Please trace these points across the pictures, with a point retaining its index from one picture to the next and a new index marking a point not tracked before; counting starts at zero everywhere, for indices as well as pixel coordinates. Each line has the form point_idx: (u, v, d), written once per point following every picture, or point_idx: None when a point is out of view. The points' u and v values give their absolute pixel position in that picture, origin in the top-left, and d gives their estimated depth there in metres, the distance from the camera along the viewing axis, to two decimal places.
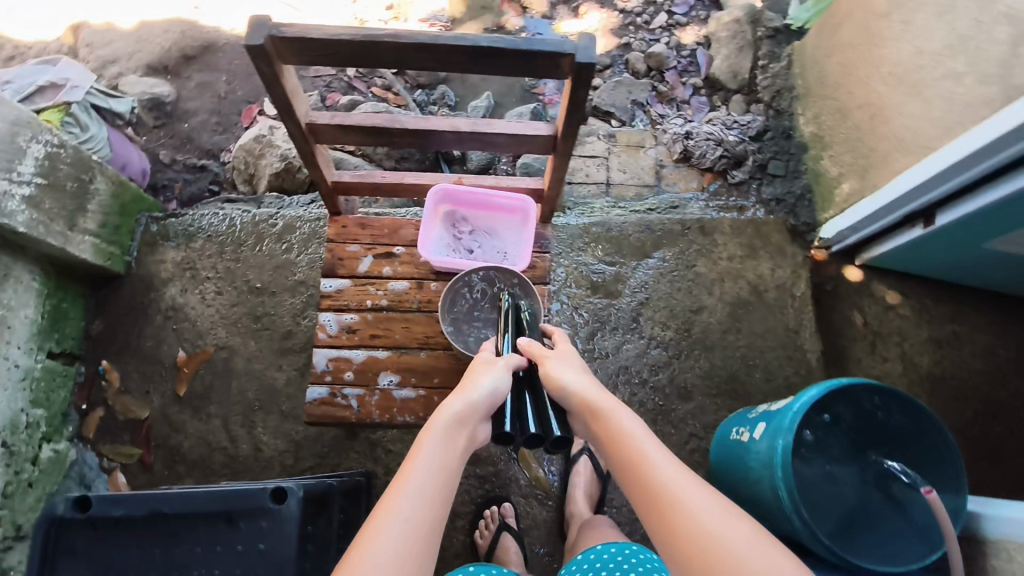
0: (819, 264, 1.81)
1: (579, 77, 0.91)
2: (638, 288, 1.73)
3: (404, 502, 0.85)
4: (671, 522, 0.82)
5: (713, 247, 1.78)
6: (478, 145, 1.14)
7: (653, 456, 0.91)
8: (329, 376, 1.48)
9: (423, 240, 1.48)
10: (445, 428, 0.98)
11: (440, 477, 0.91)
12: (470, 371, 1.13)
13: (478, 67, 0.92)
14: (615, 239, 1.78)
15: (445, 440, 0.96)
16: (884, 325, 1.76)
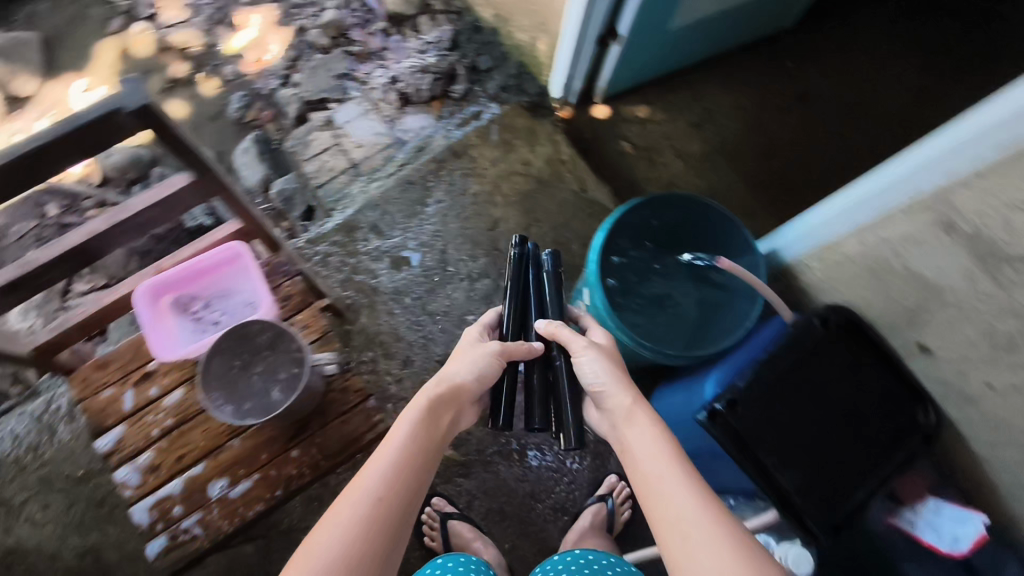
0: (569, 121, 1.87)
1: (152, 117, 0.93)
2: (434, 239, 1.70)
3: (365, 493, 0.85)
4: (680, 534, 0.79)
5: (474, 164, 1.79)
6: (135, 231, 1.13)
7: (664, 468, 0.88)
8: (159, 524, 1.34)
9: (158, 344, 1.35)
10: (423, 424, 0.97)
11: (405, 467, 0.90)
12: (458, 359, 1.11)
13: (57, 166, 0.94)
14: (388, 211, 1.74)
15: (423, 437, 0.95)
16: (648, 139, 1.89)
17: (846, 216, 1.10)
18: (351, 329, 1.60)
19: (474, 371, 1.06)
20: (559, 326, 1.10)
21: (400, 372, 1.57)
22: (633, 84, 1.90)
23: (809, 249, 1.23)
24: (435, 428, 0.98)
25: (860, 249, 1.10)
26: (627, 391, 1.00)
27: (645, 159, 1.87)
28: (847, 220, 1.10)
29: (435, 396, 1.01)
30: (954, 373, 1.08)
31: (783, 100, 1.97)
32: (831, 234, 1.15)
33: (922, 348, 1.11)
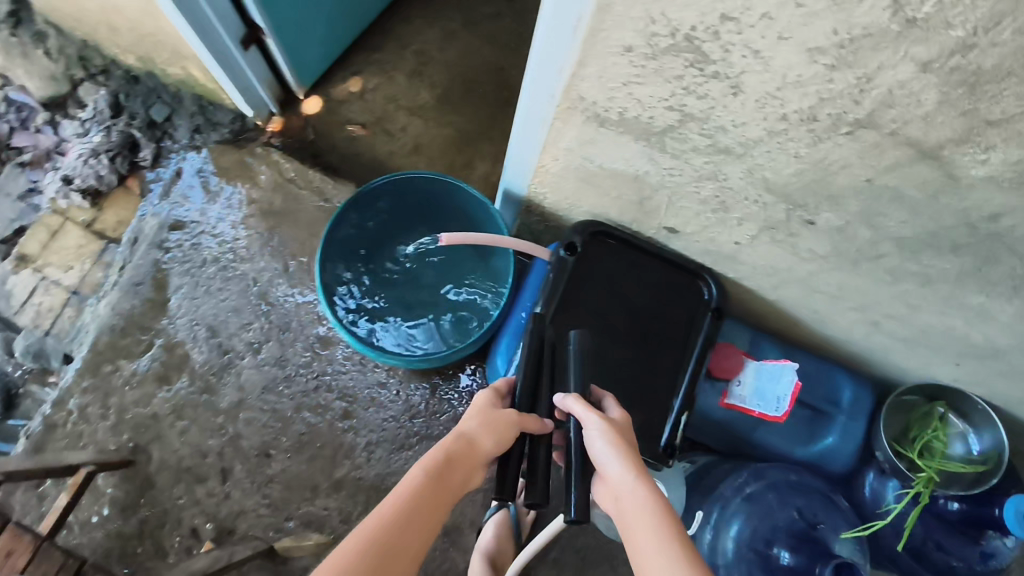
0: (283, 133, 1.66)
1: None
2: (193, 331, 1.48)
3: (377, 526, 0.75)
4: None
5: (199, 229, 1.54)
6: None
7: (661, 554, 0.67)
8: None
9: None
10: (433, 466, 0.81)
11: (418, 504, 0.78)
12: (474, 414, 0.90)
13: None
14: (126, 327, 1.47)
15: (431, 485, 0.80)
16: (374, 112, 1.70)
17: (525, 141, 0.95)
18: (150, 472, 1.40)
19: (484, 419, 0.89)
20: (576, 399, 0.79)
21: (223, 488, 1.40)
22: (329, 61, 1.69)
23: (526, 182, 1.11)
24: (453, 474, 0.82)
25: (560, 165, 0.97)
26: (629, 468, 0.72)
27: (381, 133, 1.69)
28: (528, 146, 0.96)
29: (450, 442, 0.85)
30: (705, 243, 1.00)
31: (491, 6, 1.80)
32: (529, 161, 1.01)
33: (668, 230, 1.02)
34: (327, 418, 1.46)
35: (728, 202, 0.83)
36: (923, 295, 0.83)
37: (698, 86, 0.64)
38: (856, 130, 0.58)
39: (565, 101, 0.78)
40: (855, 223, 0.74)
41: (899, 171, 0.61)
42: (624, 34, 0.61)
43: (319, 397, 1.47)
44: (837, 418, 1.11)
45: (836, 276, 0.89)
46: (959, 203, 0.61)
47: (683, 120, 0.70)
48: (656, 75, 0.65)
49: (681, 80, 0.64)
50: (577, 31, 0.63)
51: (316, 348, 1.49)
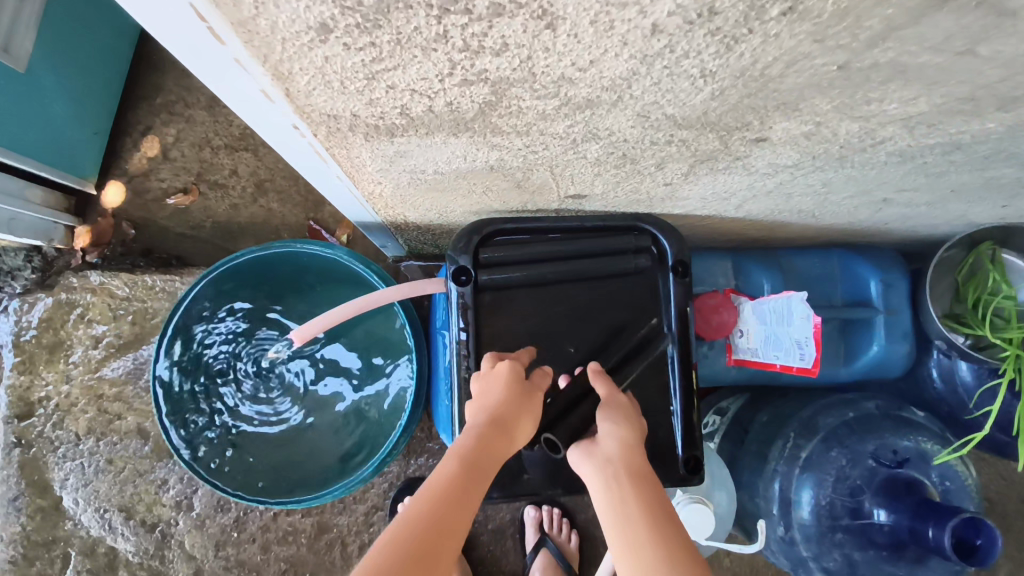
0: (98, 245, 1.33)
1: None
2: (105, 521, 1.21)
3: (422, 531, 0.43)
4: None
5: (52, 404, 1.24)
6: None
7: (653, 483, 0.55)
8: None
9: None
10: (468, 449, 0.52)
11: (451, 502, 0.46)
12: (492, 385, 0.61)
13: None
14: (28, 552, 1.21)
15: (474, 474, 0.50)
16: (189, 169, 1.35)
17: (325, 178, 0.64)
18: None
19: (516, 391, 0.60)
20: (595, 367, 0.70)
21: None
22: (104, 135, 1.32)
23: (369, 211, 0.81)
24: (495, 472, 0.52)
25: (390, 187, 0.67)
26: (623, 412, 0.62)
27: (210, 190, 1.35)
28: (332, 181, 0.65)
29: (493, 425, 0.55)
30: (626, 196, 0.71)
31: None
32: (352, 192, 0.70)
33: (574, 198, 0.73)
34: (304, 542, 1.21)
35: (631, 154, 0.54)
36: (952, 160, 0.55)
37: (482, 37, 0.33)
38: (798, 3, 0.29)
39: (316, 126, 0.47)
40: (832, 121, 0.44)
41: (897, 36, 0.32)
42: (291, 6, 0.30)
43: (280, 525, 1.21)
44: (878, 318, 0.85)
45: (817, 177, 0.61)
46: (1022, 44, 0.32)
47: (497, 89, 0.40)
48: (406, 48, 0.34)
49: (449, 39, 0.33)
50: (217, 29, 0.33)
51: None
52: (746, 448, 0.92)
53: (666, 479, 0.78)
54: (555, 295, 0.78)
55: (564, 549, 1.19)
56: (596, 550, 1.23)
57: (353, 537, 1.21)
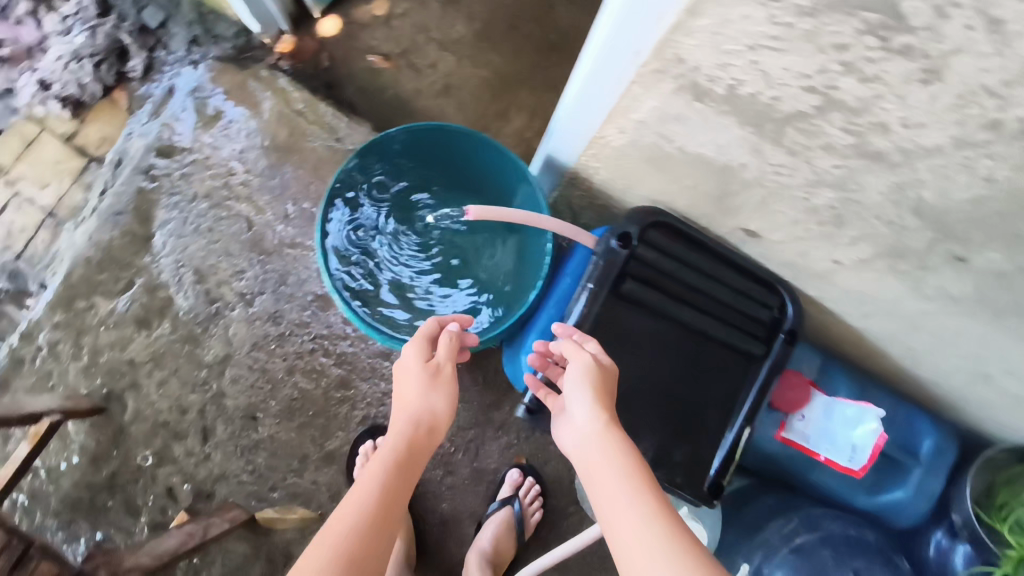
0: (294, 56, 1.45)
1: None
2: (178, 275, 1.32)
3: (336, 532, 0.60)
4: (628, 549, 0.55)
5: (190, 159, 1.36)
6: None
7: (628, 488, 0.59)
8: None
9: None
10: (391, 455, 0.69)
11: (381, 501, 0.64)
12: (403, 380, 0.78)
13: None
14: (102, 258, 1.32)
15: (381, 471, 0.68)
16: (399, 41, 1.46)
17: (590, 101, 0.74)
18: (124, 422, 1.28)
19: (426, 387, 0.77)
20: (565, 339, 0.75)
21: (204, 448, 1.28)
22: None
23: (575, 151, 0.90)
24: (415, 464, 0.71)
25: (626, 139, 0.76)
26: (594, 405, 0.67)
27: (405, 68, 1.46)
28: (593, 106, 0.74)
29: (409, 428, 0.73)
30: (792, 254, 0.81)
31: None
32: (589, 126, 0.79)
33: (749, 234, 0.82)
34: (322, 385, 1.30)
35: (848, 218, 0.64)
36: None
37: (867, 63, 0.43)
38: None
39: (656, 60, 0.57)
40: None
41: None
42: None
43: (312, 361, 1.31)
44: (914, 472, 0.93)
45: (961, 322, 0.70)
46: None
47: (826, 107, 0.50)
48: (806, 41, 0.45)
49: (844, 51, 0.44)
50: None
51: (316, 307, 1.32)
52: (742, 517, 1.00)
53: (693, 493, 0.84)
54: (688, 306, 0.85)
55: (526, 517, 1.27)
56: (548, 538, 1.31)
57: (363, 406, 1.31)
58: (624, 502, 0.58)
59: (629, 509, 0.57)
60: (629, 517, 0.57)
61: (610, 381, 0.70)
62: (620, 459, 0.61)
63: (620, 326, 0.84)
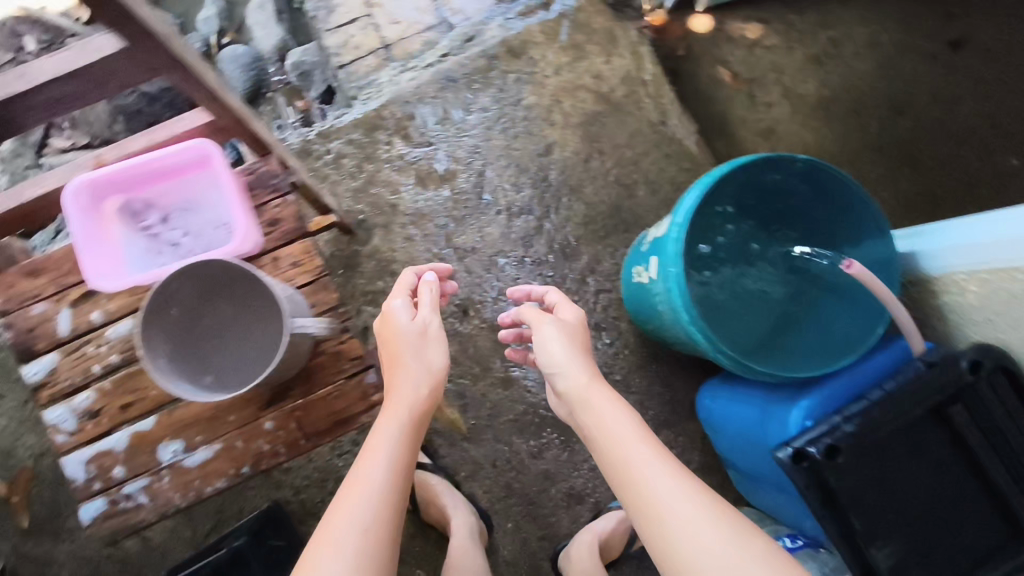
0: (660, 33, 1.48)
1: (112, 71, 0.62)
2: (471, 158, 1.39)
3: (369, 488, 0.75)
4: (659, 514, 0.73)
5: (532, 68, 1.42)
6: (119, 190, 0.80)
7: (637, 443, 0.79)
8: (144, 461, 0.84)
9: (100, 262, 0.77)
10: (415, 415, 0.83)
11: (395, 463, 0.79)
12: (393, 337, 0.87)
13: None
14: (418, 109, 1.40)
15: (393, 425, 0.81)
16: (753, 69, 1.50)
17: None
18: (362, 252, 1.36)
19: (420, 340, 0.87)
20: (529, 309, 0.94)
21: None
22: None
23: (987, 266, 0.91)
24: (426, 418, 0.85)
25: None
26: (585, 365, 0.87)
27: (745, 94, 1.50)
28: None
29: (418, 399, 0.83)
30: None
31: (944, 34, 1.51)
32: (997, 260, 0.89)
33: None
34: None
35: None
36: None
37: None
38: None
39: None
40: None
41: None
42: None
43: None
44: None
45: None
46: None
47: None
48: None
49: None
50: None
51: (565, 253, 1.38)
52: None
53: None
54: (1000, 458, 0.88)
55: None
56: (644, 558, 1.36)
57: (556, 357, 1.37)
58: (660, 475, 0.75)
59: (635, 465, 0.77)
60: (641, 469, 0.77)
61: (586, 344, 0.92)
62: (654, 446, 0.79)
63: (927, 443, 0.89)
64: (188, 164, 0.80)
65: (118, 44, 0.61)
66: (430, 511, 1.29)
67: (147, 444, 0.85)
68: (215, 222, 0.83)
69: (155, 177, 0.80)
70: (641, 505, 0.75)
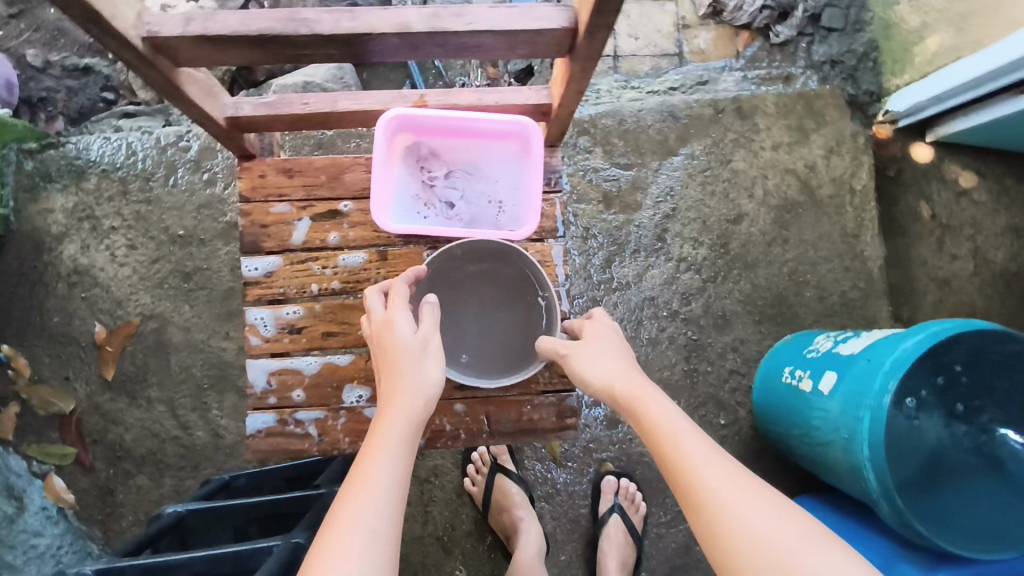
0: (880, 146, 1.48)
1: (533, 48, 0.60)
2: (662, 198, 1.37)
3: (394, 470, 0.64)
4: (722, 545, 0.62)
5: (753, 134, 1.39)
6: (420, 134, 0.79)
7: (676, 430, 0.69)
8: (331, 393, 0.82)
9: (383, 198, 0.77)
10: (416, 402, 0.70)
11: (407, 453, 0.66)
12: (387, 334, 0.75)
13: (369, 56, 0.61)
14: (631, 130, 1.38)
15: (409, 400, 0.70)
16: (953, 216, 1.48)
17: None
18: None
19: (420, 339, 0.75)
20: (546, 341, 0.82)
21: None
22: (981, 142, 1.46)
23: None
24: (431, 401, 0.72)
25: None
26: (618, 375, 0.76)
27: (937, 237, 1.47)
28: None
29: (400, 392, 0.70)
30: None
31: None
32: None
33: None
34: (666, 376, 1.35)
35: None
36: None
37: None
38: None
39: None
40: None
41: None
42: None
43: (674, 353, 1.35)
44: None
45: None
46: None
47: None
48: None
49: None
50: None
51: (717, 323, 1.36)
52: None
53: None
54: None
55: (631, 524, 1.29)
56: None
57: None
58: (709, 493, 0.64)
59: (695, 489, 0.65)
60: (686, 459, 0.66)
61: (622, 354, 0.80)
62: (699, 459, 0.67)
63: None
64: (498, 131, 0.79)
65: (566, 22, 0.56)
66: (500, 515, 1.25)
67: (334, 381, 0.82)
68: (491, 195, 0.81)
69: (455, 130, 0.79)
70: (699, 509, 0.64)
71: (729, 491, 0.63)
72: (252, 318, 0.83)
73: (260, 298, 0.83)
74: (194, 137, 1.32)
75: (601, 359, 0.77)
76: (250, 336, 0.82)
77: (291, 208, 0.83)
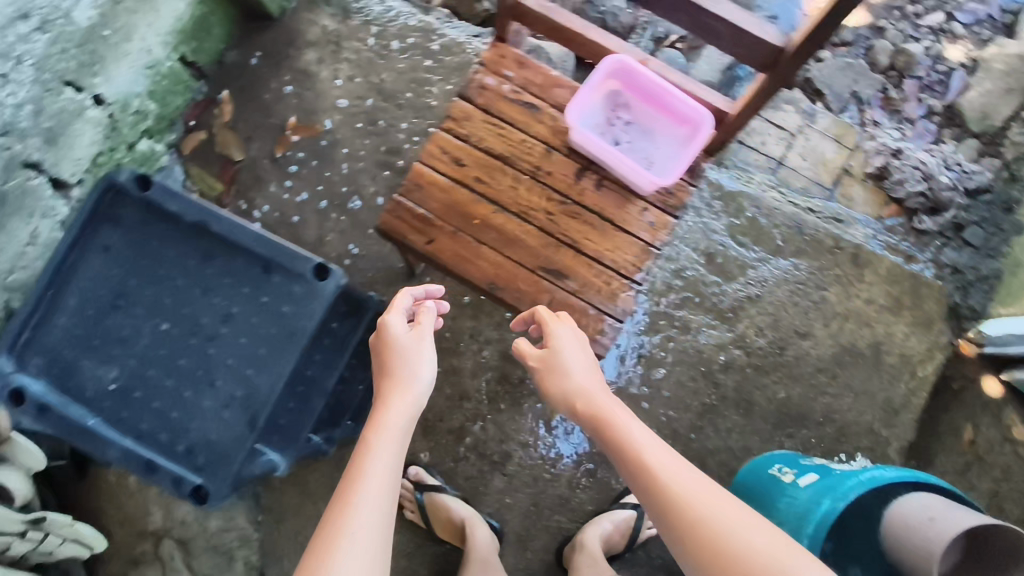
0: (957, 357, 1.53)
1: (749, 52, 0.81)
2: (754, 282, 1.53)
3: (368, 484, 0.82)
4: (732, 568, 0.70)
5: (855, 281, 1.54)
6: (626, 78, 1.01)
7: (670, 469, 0.79)
8: (461, 222, 1.04)
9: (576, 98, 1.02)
10: (382, 407, 0.92)
11: (365, 458, 0.85)
12: (401, 351, 0.98)
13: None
14: (759, 220, 1.56)
15: (398, 415, 0.91)
16: None
17: None
18: None
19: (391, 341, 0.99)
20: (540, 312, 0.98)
21: None
22: None
23: None
24: (398, 426, 0.91)
25: None
26: (590, 383, 0.92)
27: None
28: None
29: (390, 399, 0.93)
30: None
31: None
32: None
33: None
34: (675, 418, 1.48)
35: None
36: None
37: None
38: None
39: None
40: None
41: None
42: None
43: (689, 405, 1.48)
44: None
45: None
46: None
47: None
48: None
49: None
50: None
51: (739, 403, 1.49)
52: None
53: None
54: None
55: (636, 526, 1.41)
56: None
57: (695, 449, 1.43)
58: (728, 518, 0.73)
59: (705, 520, 0.73)
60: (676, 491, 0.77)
61: (584, 365, 0.94)
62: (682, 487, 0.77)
63: None
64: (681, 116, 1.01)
65: (782, 43, 0.78)
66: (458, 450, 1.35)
67: (466, 209, 1.04)
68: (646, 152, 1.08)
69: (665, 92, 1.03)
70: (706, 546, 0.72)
71: (739, 538, 0.71)
72: (438, 139, 1.06)
73: (450, 127, 1.06)
74: (438, 36, 1.63)
75: (571, 368, 0.92)
76: (428, 147, 1.05)
77: (509, 87, 1.06)
